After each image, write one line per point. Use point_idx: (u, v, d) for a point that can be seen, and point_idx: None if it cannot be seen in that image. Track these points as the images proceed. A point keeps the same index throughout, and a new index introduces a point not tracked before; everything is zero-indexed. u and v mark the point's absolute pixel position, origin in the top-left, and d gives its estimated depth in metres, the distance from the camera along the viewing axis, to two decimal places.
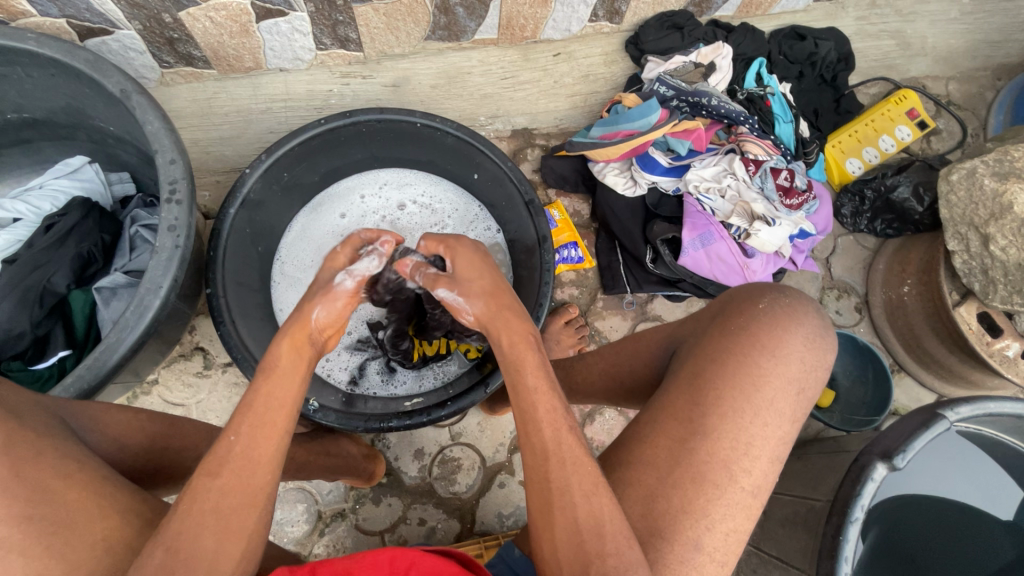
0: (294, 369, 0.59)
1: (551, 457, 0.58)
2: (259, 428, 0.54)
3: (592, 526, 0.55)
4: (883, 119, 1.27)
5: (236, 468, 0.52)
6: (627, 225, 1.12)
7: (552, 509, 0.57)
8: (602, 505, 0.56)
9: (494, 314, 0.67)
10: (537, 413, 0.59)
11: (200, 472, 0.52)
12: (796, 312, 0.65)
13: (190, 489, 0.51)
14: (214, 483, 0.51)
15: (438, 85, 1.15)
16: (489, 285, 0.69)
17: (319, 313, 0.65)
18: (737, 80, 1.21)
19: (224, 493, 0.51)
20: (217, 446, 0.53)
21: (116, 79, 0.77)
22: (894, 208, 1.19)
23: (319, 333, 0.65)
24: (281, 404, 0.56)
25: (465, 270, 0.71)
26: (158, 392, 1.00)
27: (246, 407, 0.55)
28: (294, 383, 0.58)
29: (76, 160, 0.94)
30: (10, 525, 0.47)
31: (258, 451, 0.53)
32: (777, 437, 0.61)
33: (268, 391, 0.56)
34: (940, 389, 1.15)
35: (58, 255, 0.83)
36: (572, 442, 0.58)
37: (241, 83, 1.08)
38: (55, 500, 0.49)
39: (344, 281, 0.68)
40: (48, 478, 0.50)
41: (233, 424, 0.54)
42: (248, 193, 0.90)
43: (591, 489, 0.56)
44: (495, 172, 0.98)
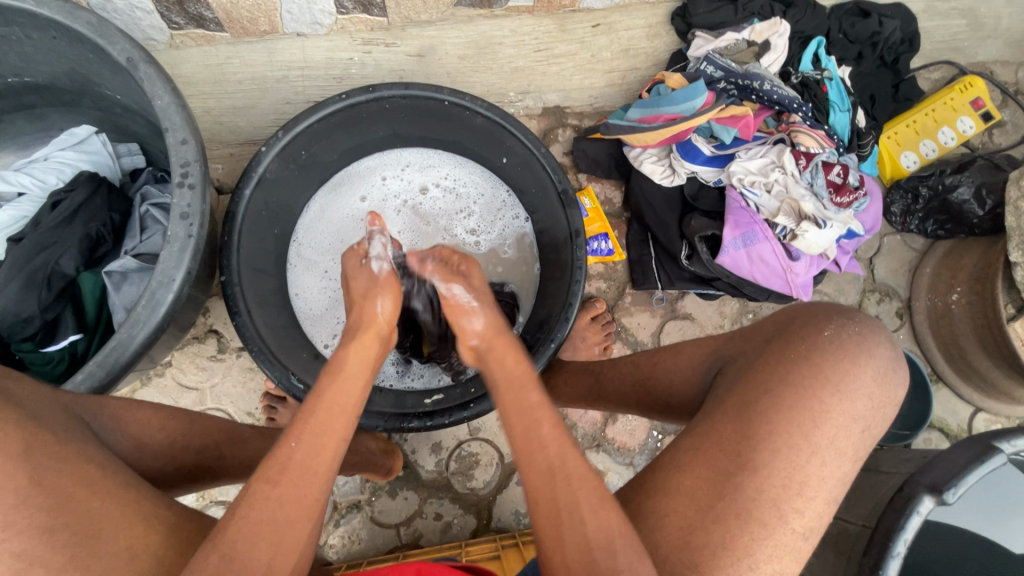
0: (354, 376, 0.61)
1: (558, 473, 0.55)
2: (320, 437, 0.54)
3: (602, 543, 0.51)
4: (945, 108, 1.17)
5: (296, 477, 0.51)
6: (663, 217, 1.06)
7: (562, 527, 0.53)
8: (611, 520, 0.52)
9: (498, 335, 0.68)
10: (542, 431, 0.58)
11: (257, 478, 0.51)
12: (866, 344, 0.59)
13: (246, 495, 0.50)
14: (273, 492, 0.50)
15: (466, 57, 1.06)
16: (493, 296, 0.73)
17: (381, 305, 0.69)
18: (792, 61, 1.11)
19: (281, 504, 0.50)
20: (276, 452, 0.53)
21: (121, 45, 0.70)
22: (950, 208, 1.11)
23: (384, 326, 0.68)
24: (342, 412, 0.58)
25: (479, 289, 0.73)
26: (172, 374, 0.97)
27: (308, 412, 0.56)
28: (355, 392, 0.60)
29: (82, 129, 0.88)
30: (33, 536, 0.44)
31: (316, 461, 0.53)
32: (835, 477, 0.57)
33: (329, 397, 0.58)
34: (978, 402, 1.11)
35: (66, 234, 0.79)
36: (576, 459, 0.56)
37: (255, 48, 0.99)
38: (76, 507, 0.47)
39: (379, 266, 0.73)
40: (71, 486, 0.47)
41: (291, 432, 0.54)
42: (265, 172, 0.84)
43: (599, 504, 0.53)
44: (525, 156, 0.91)
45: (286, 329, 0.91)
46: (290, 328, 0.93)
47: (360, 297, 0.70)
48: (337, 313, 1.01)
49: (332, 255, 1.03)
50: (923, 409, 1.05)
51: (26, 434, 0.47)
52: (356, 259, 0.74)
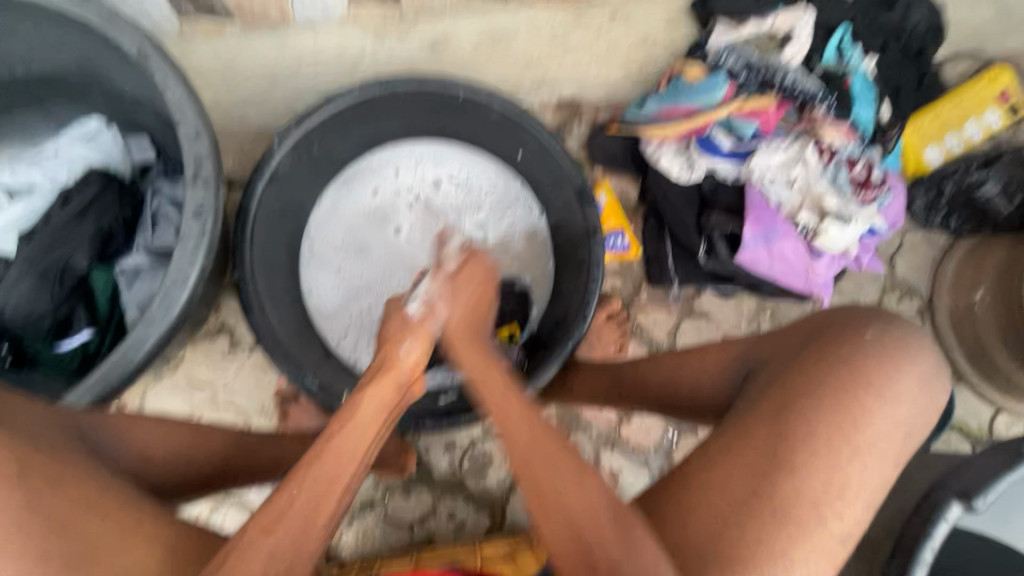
0: (368, 420, 0.59)
1: (534, 459, 0.54)
2: (322, 483, 0.52)
3: (591, 530, 0.49)
4: (972, 101, 1.13)
5: (293, 525, 0.49)
6: (681, 213, 1.02)
7: (544, 506, 0.51)
8: (573, 497, 0.51)
9: (464, 328, 0.70)
10: (512, 413, 0.58)
11: (255, 527, 0.49)
12: (909, 349, 0.60)
13: (237, 546, 0.48)
14: (268, 541, 0.48)
15: (480, 48, 1.04)
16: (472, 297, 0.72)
17: (409, 348, 0.66)
18: (815, 52, 1.07)
19: (273, 555, 0.48)
20: (274, 500, 0.51)
21: (132, 37, 0.68)
22: (975, 205, 1.09)
23: (409, 374, 0.65)
24: (349, 459, 0.55)
25: (461, 284, 0.72)
26: (184, 371, 0.97)
27: (315, 455, 0.54)
28: (365, 438, 0.57)
29: (93, 123, 0.86)
30: (27, 563, 0.45)
31: (319, 508, 0.51)
32: (875, 482, 0.56)
33: (336, 442, 0.55)
34: (1000, 403, 1.09)
35: (76, 232, 0.78)
36: (545, 435, 0.55)
37: (266, 39, 0.95)
38: (74, 531, 0.47)
39: (415, 307, 0.70)
40: (69, 509, 0.48)
41: (295, 476, 0.52)
42: (277, 167, 0.83)
43: (576, 480, 0.52)
44: (541, 150, 0.89)
45: (299, 326, 0.90)
46: (302, 324, 0.92)
47: (389, 340, 0.67)
48: (350, 310, 0.99)
49: (345, 250, 1.01)
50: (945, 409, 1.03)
51: (19, 456, 0.48)
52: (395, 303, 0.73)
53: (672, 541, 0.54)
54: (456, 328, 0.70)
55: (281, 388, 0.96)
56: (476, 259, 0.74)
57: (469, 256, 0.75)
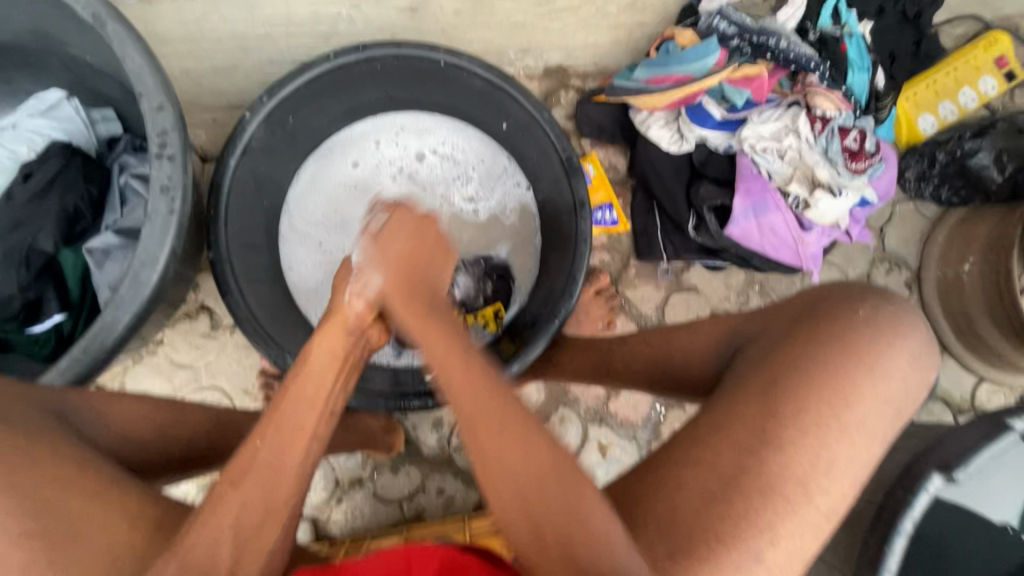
0: (321, 374, 0.58)
1: (479, 414, 0.50)
2: (284, 433, 0.52)
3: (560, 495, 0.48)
4: (967, 67, 1.12)
5: (260, 476, 0.50)
6: (670, 186, 1.01)
7: (487, 465, 0.50)
8: (538, 451, 0.50)
9: (402, 288, 0.61)
10: (457, 374, 0.53)
11: (223, 480, 0.50)
12: (901, 325, 0.60)
13: (212, 497, 0.49)
14: (235, 493, 0.49)
15: (462, 13, 0.98)
16: (405, 243, 0.63)
17: (354, 300, 0.62)
18: (811, 16, 1.03)
19: (244, 506, 0.49)
20: (242, 452, 0.51)
21: (85, 0, 0.64)
22: (968, 175, 1.07)
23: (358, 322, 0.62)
24: (307, 415, 0.55)
25: (389, 238, 0.63)
26: (164, 352, 0.95)
27: (274, 411, 0.54)
28: (326, 385, 0.57)
29: (52, 95, 0.82)
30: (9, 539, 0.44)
31: (283, 459, 0.51)
32: (863, 458, 0.56)
33: (295, 391, 0.55)
34: (983, 373, 1.10)
35: (41, 210, 0.76)
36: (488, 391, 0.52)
37: (233, 2, 0.89)
38: (54, 510, 0.46)
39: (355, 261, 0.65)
40: (49, 487, 0.47)
41: (260, 428, 0.52)
42: (250, 141, 0.80)
43: (523, 437, 0.50)
44: (523, 119, 0.86)
45: (280, 306, 0.88)
46: (283, 304, 0.89)
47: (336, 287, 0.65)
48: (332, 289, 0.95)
49: (326, 226, 0.97)
50: None
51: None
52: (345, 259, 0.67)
53: (652, 514, 0.54)
54: (394, 286, 0.61)
55: (265, 368, 0.95)
56: (402, 213, 0.64)
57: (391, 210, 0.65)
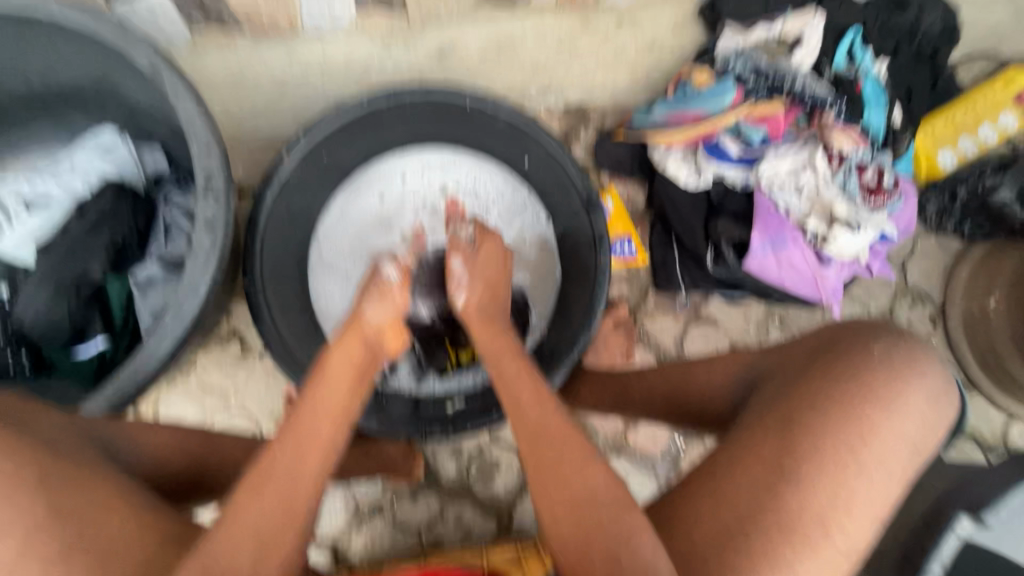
0: (337, 380, 0.60)
1: (540, 436, 0.57)
2: (302, 442, 0.55)
3: (611, 514, 0.53)
4: (986, 105, 1.10)
5: (279, 485, 0.52)
6: (688, 220, 1.02)
7: (545, 483, 0.55)
8: (595, 481, 0.55)
9: (488, 309, 0.69)
10: (523, 399, 0.60)
11: (245, 487, 0.52)
12: (917, 363, 0.60)
13: (234, 507, 0.51)
14: (257, 500, 0.51)
15: (488, 56, 1.04)
16: (489, 274, 0.71)
17: (372, 309, 0.65)
18: (827, 54, 1.05)
19: (264, 513, 0.51)
20: (262, 459, 0.54)
21: (144, 52, 0.69)
22: (991, 211, 1.06)
23: (374, 334, 0.65)
24: (324, 421, 0.57)
25: (480, 259, 0.71)
26: (197, 376, 0.99)
27: (292, 420, 0.57)
28: (341, 395, 0.60)
29: (106, 134, 0.89)
30: (49, 563, 0.46)
31: (302, 467, 0.54)
32: (882, 498, 0.56)
33: (313, 401, 0.58)
34: (1013, 412, 1.07)
35: (93, 241, 0.80)
36: (559, 420, 0.58)
37: (275, 49, 0.96)
38: (93, 533, 0.48)
39: (389, 271, 0.69)
40: (90, 510, 0.49)
41: (279, 438, 0.55)
42: (290, 177, 0.88)
43: (582, 465, 0.55)
44: (545, 156, 0.94)
45: (307, 334, 0.91)
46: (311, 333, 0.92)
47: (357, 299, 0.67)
48: None
49: (353, 257, 0.98)
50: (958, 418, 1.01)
51: (42, 466, 0.50)
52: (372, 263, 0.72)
53: (675, 550, 0.54)
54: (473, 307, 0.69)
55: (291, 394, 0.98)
56: (489, 243, 0.73)
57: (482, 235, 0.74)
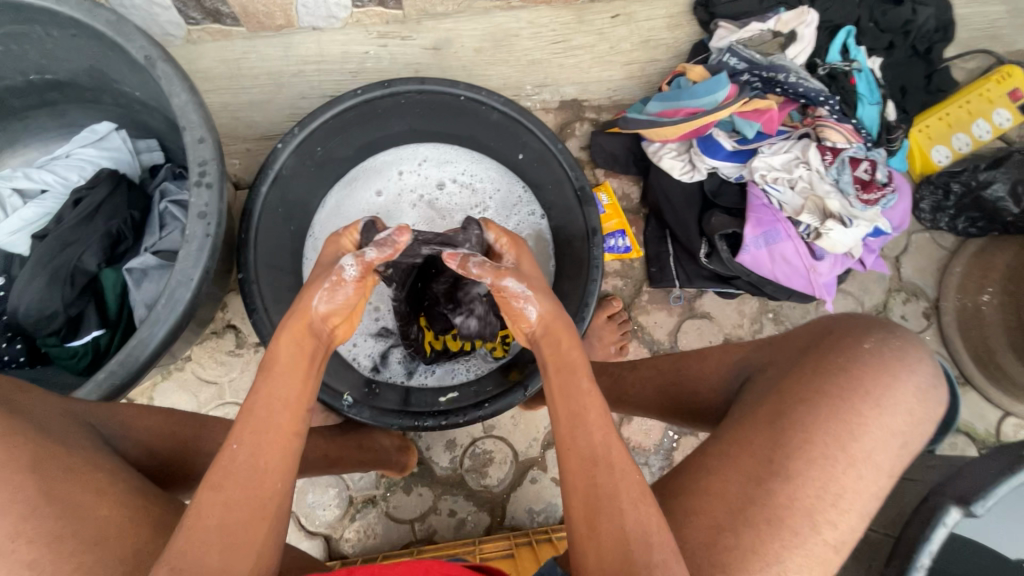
0: (289, 369, 0.60)
1: (600, 462, 0.55)
2: (261, 434, 0.54)
3: (639, 533, 0.51)
4: (980, 100, 1.12)
5: (240, 478, 0.52)
6: (682, 215, 1.03)
7: (598, 514, 0.53)
8: (651, 517, 0.52)
9: (559, 317, 0.67)
10: (588, 416, 0.58)
11: (203, 485, 0.51)
12: (907, 357, 0.60)
13: (193, 507, 0.50)
14: (217, 496, 0.50)
15: (482, 50, 1.05)
16: (539, 283, 0.70)
17: (320, 302, 0.64)
18: (819, 52, 1.07)
19: (227, 507, 0.50)
20: (219, 456, 0.53)
21: (139, 43, 0.70)
22: (983, 206, 1.06)
23: (321, 323, 0.65)
24: (283, 408, 0.57)
25: (533, 275, 0.70)
26: (191, 369, 0.99)
27: (248, 413, 0.55)
28: (294, 382, 0.59)
29: (103, 126, 0.89)
30: (41, 545, 0.46)
31: (263, 458, 0.53)
32: (870, 491, 0.56)
33: (268, 392, 0.57)
34: (1007, 406, 1.07)
35: (87, 232, 0.81)
36: (619, 446, 0.57)
37: (272, 42, 0.99)
38: (85, 516, 0.49)
39: (349, 267, 0.65)
40: (81, 494, 0.50)
41: (235, 433, 0.54)
42: (281, 169, 0.84)
43: (638, 498, 0.53)
44: (540, 151, 0.89)
45: None
46: None
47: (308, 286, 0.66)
48: None
49: None
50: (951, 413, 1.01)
51: (34, 448, 0.50)
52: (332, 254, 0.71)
53: (689, 551, 0.54)
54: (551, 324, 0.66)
55: None
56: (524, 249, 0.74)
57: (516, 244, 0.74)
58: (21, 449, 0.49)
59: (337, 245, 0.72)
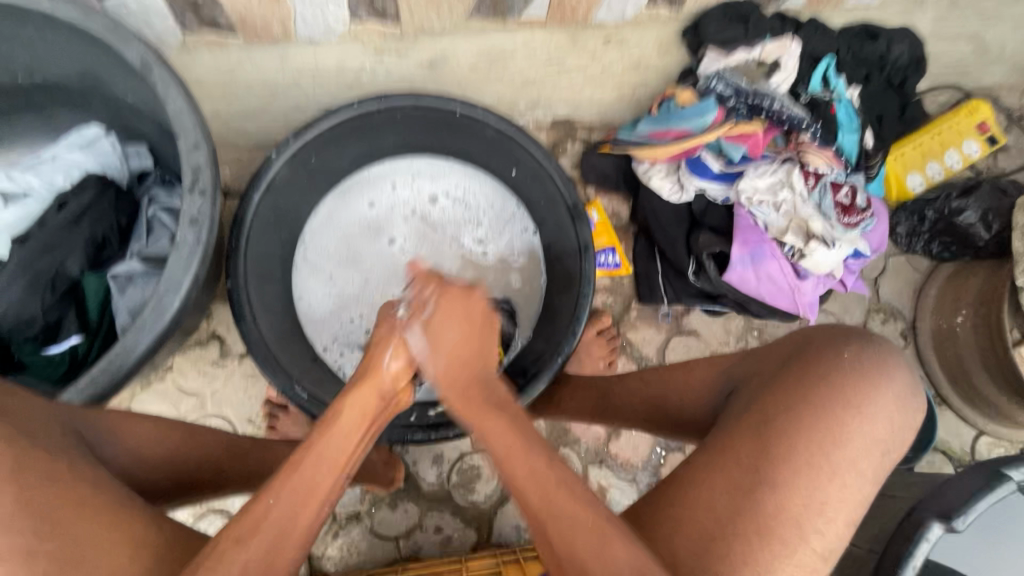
0: (348, 430, 0.60)
1: (549, 496, 0.54)
2: (301, 494, 0.54)
3: (587, 560, 0.51)
4: (951, 131, 1.17)
5: (269, 533, 0.52)
6: (671, 233, 1.05)
7: (551, 546, 0.54)
8: (596, 541, 0.52)
9: (466, 371, 0.65)
10: (523, 461, 0.56)
11: (229, 534, 0.51)
12: (886, 365, 0.61)
13: (215, 549, 0.50)
14: (239, 552, 0.50)
15: (477, 68, 1.06)
16: (465, 320, 0.67)
17: (392, 363, 0.66)
18: (801, 81, 1.12)
19: (246, 566, 0.50)
20: (254, 505, 0.53)
21: (135, 48, 0.69)
22: (956, 231, 1.11)
23: (390, 385, 0.66)
24: (328, 468, 0.57)
25: (443, 319, 0.66)
26: (173, 379, 0.97)
27: (292, 465, 0.56)
28: (346, 444, 0.60)
29: (91, 131, 0.88)
30: (23, 561, 0.45)
31: (295, 520, 0.53)
32: (856, 500, 0.57)
33: (319, 450, 0.58)
34: (981, 425, 1.11)
35: (72, 237, 0.79)
36: (551, 473, 0.55)
37: (267, 53, 0.97)
38: (69, 529, 0.47)
39: (404, 315, 0.68)
40: (64, 507, 0.48)
41: (276, 481, 0.55)
42: (274, 178, 0.84)
43: (580, 518, 0.53)
44: (534, 168, 0.91)
45: (290, 336, 0.89)
46: (294, 335, 0.91)
47: (373, 350, 0.67)
48: (341, 317, 1.00)
49: (339, 259, 1.02)
50: (930, 432, 1.04)
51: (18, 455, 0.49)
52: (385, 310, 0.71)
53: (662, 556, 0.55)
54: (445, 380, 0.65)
55: (269, 399, 0.96)
56: (451, 292, 0.68)
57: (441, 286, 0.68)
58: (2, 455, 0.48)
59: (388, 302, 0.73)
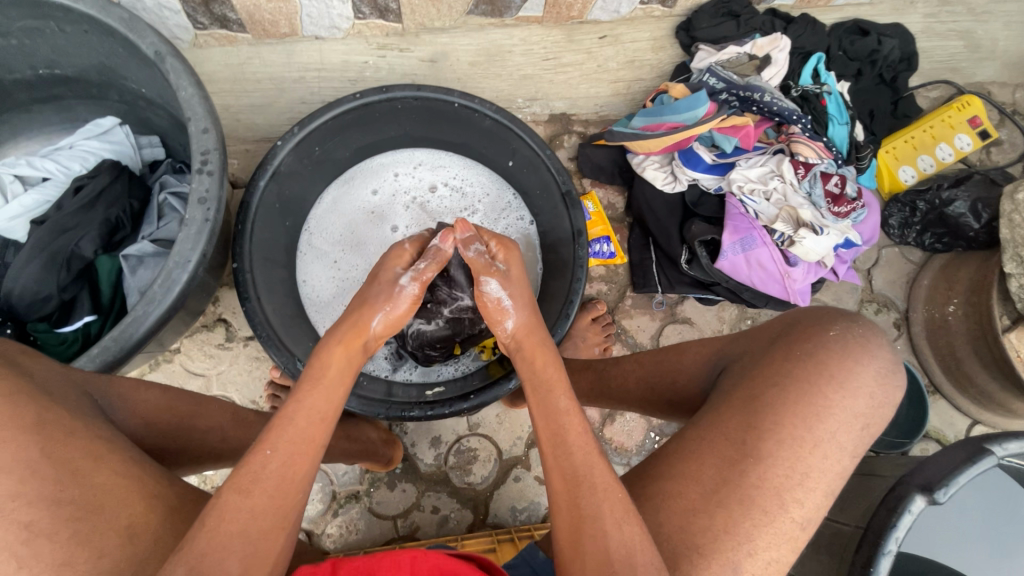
0: (332, 381, 0.64)
1: (583, 483, 0.57)
2: (296, 445, 0.56)
3: (622, 556, 0.53)
4: (942, 125, 1.19)
5: (270, 486, 0.53)
6: (664, 223, 1.08)
7: (583, 538, 0.55)
8: (627, 535, 0.54)
9: (531, 329, 0.73)
10: (569, 436, 0.61)
11: (231, 488, 0.52)
12: (869, 345, 0.63)
13: (218, 505, 0.51)
14: (245, 502, 0.51)
15: (477, 64, 1.10)
16: (523, 295, 0.76)
17: (380, 320, 0.73)
18: (793, 75, 1.13)
19: (254, 516, 0.51)
20: (251, 460, 0.54)
21: (151, 40, 0.74)
22: (947, 222, 1.13)
23: (371, 340, 0.72)
24: (319, 418, 0.59)
25: (514, 274, 0.77)
26: (180, 361, 1.00)
27: (283, 420, 0.58)
28: (332, 395, 0.62)
29: (108, 121, 0.93)
30: (40, 508, 0.47)
31: (293, 469, 0.55)
32: (835, 471, 0.59)
33: (308, 404, 0.60)
34: (975, 413, 1.12)
35: (87, 218, 0.83)
36: (602, 469, 0.58)
37: (275, 49, 1.03)
38: (84, 482, 0.50)
39: (407, 285, 0.76)
40: (78, 462, 0.51)
41: (267, 438, 0.56)
42: (279, 166, 0.87)
43: (622, 515, 0.55)
44: (530, 158, 0.93)
45: (292, 317, 0.93)
46: (297, 317, 0.95)
47: (366, 304, 0.74)
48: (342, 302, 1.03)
49: (341, 245, 1.05)
50: (920, 418, 1.05)
51: (38, 411, 0.51)
52: (393, 268, 0.78)
53: (654, 524, 0.57)
54: (531, 345, 0.71)
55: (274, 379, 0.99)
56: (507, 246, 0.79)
57: (503, 247, 0.79)
58: (21, 412, 0.51)
59: (396, 263, 0.78)
